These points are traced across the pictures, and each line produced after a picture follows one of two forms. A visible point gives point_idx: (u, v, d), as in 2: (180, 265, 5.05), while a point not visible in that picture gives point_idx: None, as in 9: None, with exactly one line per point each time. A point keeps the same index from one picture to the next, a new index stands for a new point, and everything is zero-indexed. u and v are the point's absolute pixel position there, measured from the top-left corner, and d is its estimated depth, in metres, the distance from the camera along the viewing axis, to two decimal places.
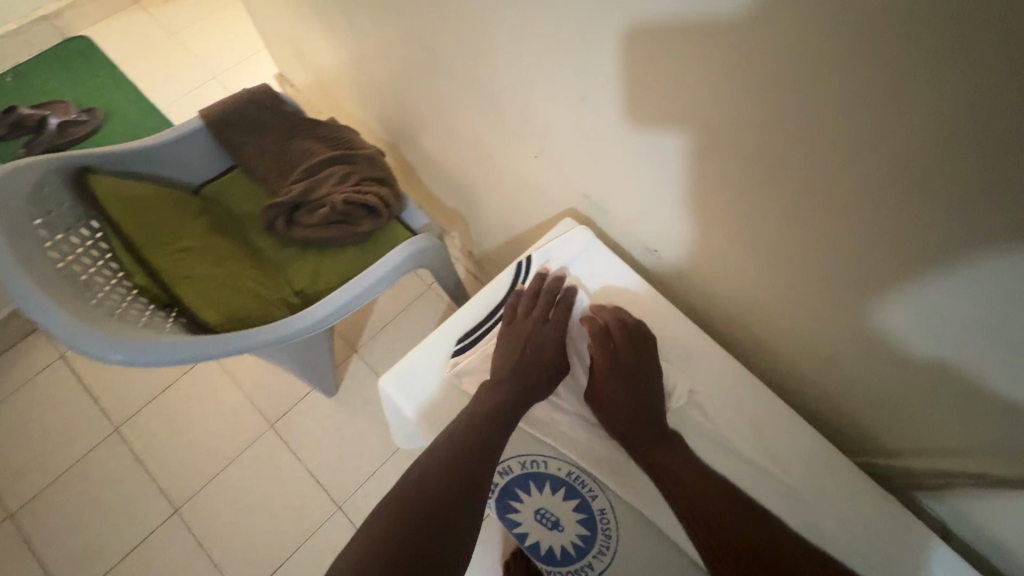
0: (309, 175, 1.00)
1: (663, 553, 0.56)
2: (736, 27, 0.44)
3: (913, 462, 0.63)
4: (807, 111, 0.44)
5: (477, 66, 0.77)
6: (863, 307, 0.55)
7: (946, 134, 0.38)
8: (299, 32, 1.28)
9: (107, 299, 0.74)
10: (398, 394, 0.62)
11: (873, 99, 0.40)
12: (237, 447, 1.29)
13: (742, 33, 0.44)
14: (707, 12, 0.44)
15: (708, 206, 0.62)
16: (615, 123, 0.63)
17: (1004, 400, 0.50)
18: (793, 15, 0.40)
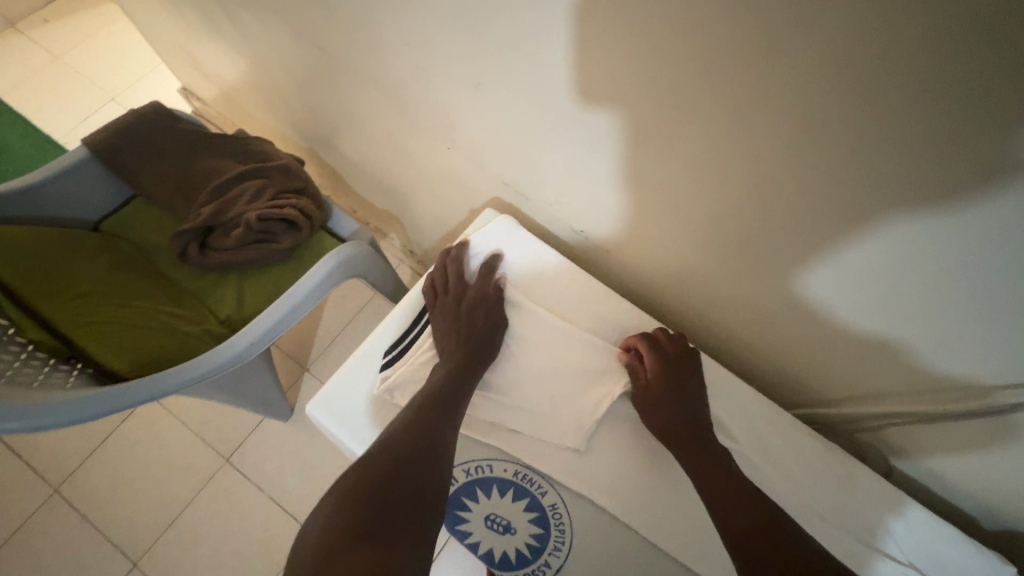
0: (219, 194, 0.93)
1: (618, 537, 0.55)
2: None
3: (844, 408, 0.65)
4: (698, 71, 0.43)
5: (375, 60, 0.73)
6: (779, 265, 0.56)
7: (829, 81, 0.37)
8: (193, 42, 1.19)
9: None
10: (327, 419, 0.58)
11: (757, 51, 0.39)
12: (193, 489, 1.23)
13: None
14: None
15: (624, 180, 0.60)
16: (520, 105, 0.61)
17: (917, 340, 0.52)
18: None
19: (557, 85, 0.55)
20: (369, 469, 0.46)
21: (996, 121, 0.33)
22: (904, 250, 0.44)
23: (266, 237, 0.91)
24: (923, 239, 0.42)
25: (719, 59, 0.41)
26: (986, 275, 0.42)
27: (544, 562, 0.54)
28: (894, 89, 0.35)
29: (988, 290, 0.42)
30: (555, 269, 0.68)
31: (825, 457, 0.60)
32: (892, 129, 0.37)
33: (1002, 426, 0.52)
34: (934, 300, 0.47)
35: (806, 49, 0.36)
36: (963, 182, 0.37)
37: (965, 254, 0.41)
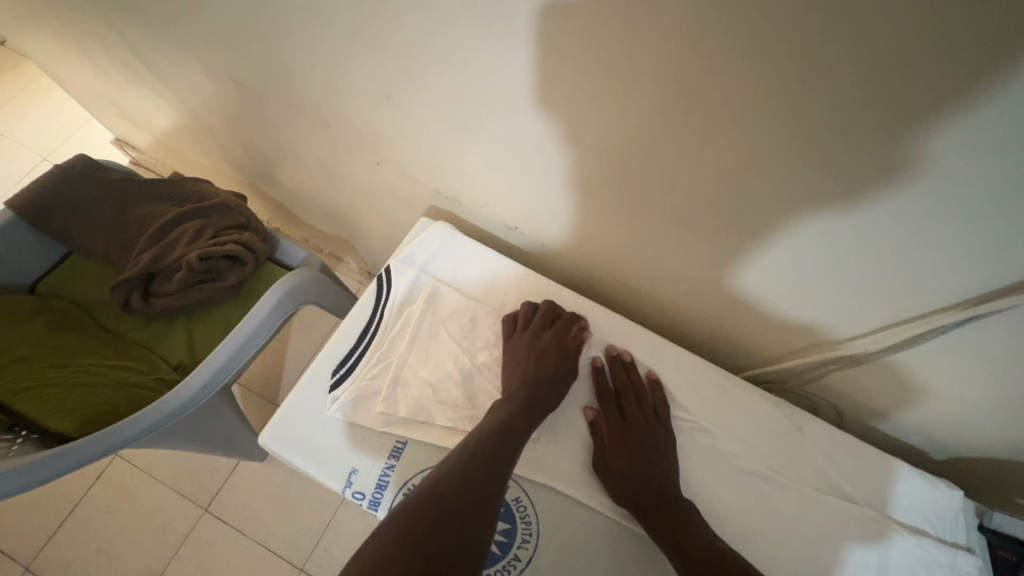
0: (158, 240, 0.92)
1: (585, 520, 0.56)
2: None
3: (786, 362, 0.67)
4: (581, 53, 0.44)
5: (292, 87, 0.74)
6: (699, 238, 0.57)
7: (690, 56, 0.40)
8: (115, 92, 1.18)
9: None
10: (282, 448, 0.57)
11: (626, 25, 0.40)
12: (174, 543, 1.19)
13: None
14: None
15: (544, 171, 0.61)
16: (432, 112, 0.62)
17: (843, 290, 0.53)
18: None
19: (464, 87, 0.56)
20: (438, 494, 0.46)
21: (850, 59, 0.35)
22: (796, 199, 0.47)
23: (211, 276, 0.90)
24: (802, 190, 0.45)
25: (596, 39, 0.42)
26: (867, 213, 0.44)
27: (513, 556, 0.54)
28: (759, 40, 0.36)
29: (870, 228, 0.45)
30: (494, 266, 0.68)
31: (773, 412, 0.62)
32: (763, 79, 0.39)
33: (917, 359, 0.55)
34: (823, 248, 0.50)
35: (669, 18, 0.38)
36: (838, 124, 0.39)
37: (844, 196, 0.44)
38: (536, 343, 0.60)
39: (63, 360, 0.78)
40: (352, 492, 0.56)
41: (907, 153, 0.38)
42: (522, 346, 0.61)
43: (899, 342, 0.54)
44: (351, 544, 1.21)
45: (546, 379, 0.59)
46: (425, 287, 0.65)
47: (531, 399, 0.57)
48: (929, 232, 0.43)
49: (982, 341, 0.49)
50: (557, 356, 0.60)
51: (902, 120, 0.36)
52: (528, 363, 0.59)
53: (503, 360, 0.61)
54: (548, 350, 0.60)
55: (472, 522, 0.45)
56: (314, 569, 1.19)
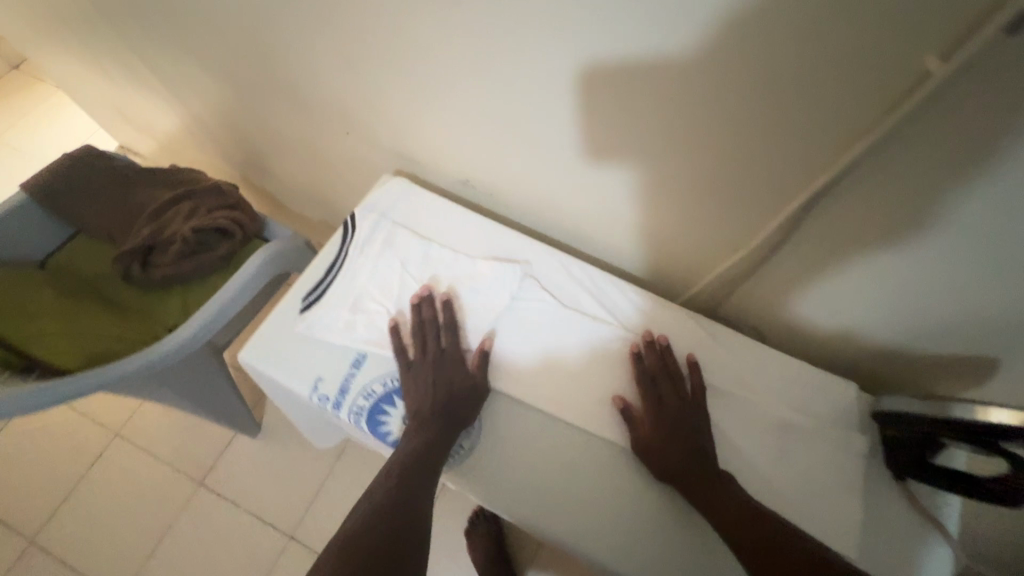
0: (156, 218, 1.02)
1: (523, 416, 0.64)
2: None
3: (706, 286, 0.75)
4: (608, 77, 0.56)
5: (274, 69, 0.85)
6: (615, 169, 0.67)
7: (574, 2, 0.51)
8: (120, 97, 1.30)
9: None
10: (257, 361, 0.65)
11: (653, 56, 0.52)
12: (171, 515, 1.26)
13: None
14: None
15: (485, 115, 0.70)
16: (389, 79, 0.73)
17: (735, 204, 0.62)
18: None
19: (411, 43, 0.65)
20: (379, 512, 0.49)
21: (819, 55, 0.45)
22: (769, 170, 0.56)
23: (203, 248, 1.00)
24: (680, 94, 0.54)
25: (627, 67, 0.54)
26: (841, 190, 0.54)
27: (458, 445, 0.62)
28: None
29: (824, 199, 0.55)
30: (446, 213, 0.75)
31: (694, 326, 0.69)
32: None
33: (806, 267, 0.64)
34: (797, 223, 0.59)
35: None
36: (694, 37, 0.48)
37: (809, 167, 0.53)
38: (438, 361, 0.63)
39: (69, 316, 0.87)
40: (319, 397, 0.63)
41: (747, 59, 0.48)
42: (428, 365, 0.63)
43: (782, 236, 0.61)
44: (337, 513, 1.27)
45: (453, 396, 0.61)
46: (384, 229, 0.73)
47: (456, 406, 0.60)
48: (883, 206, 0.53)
49: (847, 238, 0.58)
50: (459, 371, 0.63)
51: (736, 30, 0.46)
52: (437, 382, 0.61)
53: (406, 379, 0.62)
54: (451, 367, 0.63)
55: (421, 528, 0.49)
56: (303, 537, 1.25)
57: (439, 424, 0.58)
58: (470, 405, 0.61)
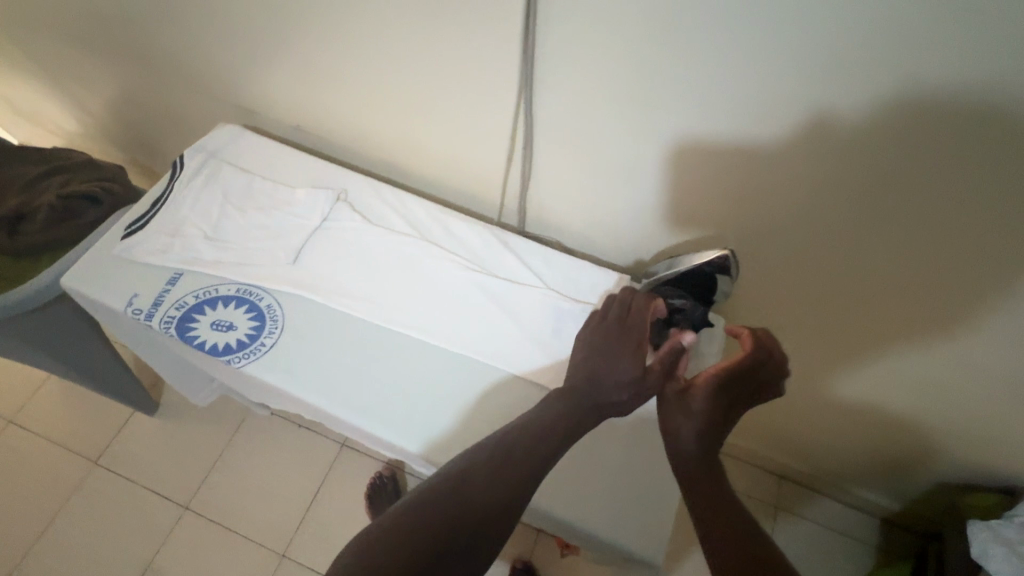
0: (26, 191, 1.07)
1: (325, 315, 0.70)
2: None
3: (511, 200, 0.87)
4: (689, 148, 0.66)
5: (135, 37, 0.95)
6: (412, 98, 0.79)
7: None
8: (12, 90, 1.35)
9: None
10: (76, 283, 0.70)
11: (729, 128, 0.62)
12: (64, 495, 1.26)
13: None
14: None
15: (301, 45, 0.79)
16: (224, 35, 0.84)
17: (496, 109, 0.73)
18: None
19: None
20: (420, 521, 0.49)
21: (893, 134, 0.54)
22: (794, 195, 0.65)
23: (70, 214, 1.04)
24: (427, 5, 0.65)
25: (704, 137, 0.64)
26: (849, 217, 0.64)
27: (260, 343, 0.67)
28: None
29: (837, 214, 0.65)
30: (274, 150, 0.82)
31: (488, 235, 0.77)
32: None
33: (566, 163, 0.76)
34: (768, 215, 0.69)
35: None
36: None
37: (807, 182, 0.62)
38: (607, 331, 0.65)
39: None
40: (133, 310, 0.68)
41: None
42: (595, 334, 0.66)
43: (535, 134, 0.74)
44: (235, 479, 1.30)
45: (596, 375, 0.62)
46: (211, 165, 0.79)
47: (594, 391, 0.61)
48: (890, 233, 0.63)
49: (581, 127, 0.70)
50: (626, 346, 0.63)
51: None
52: (588, 355, 0.63)
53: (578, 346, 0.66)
54: (612, 337, 0.65)
55: (465, 555, 0.48)
56: (200, 506, 1.27)
57: (578, 401, 0.60)
58: (603, 392, 0.61)
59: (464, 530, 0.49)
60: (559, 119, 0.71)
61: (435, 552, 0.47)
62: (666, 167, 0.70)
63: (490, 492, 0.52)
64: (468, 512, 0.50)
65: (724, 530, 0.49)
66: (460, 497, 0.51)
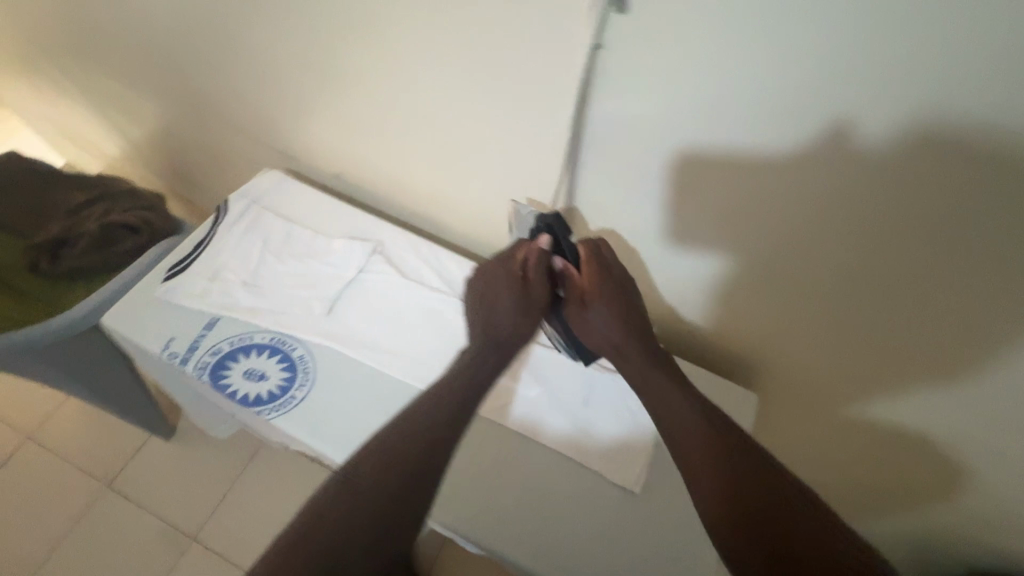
0: (69, 217, 1.09)
1: (356, 371, 0.70)
2: None
3: None
4: (694, 168, 0.62)
5: (188, 79, 0.98)
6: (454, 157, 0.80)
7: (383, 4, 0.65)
8: (64, 115, 1.41)
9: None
10: (115, 322, 0.71)
11: (742, 149, 0.57)
12: (73, 518, 1.26)
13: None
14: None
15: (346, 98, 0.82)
16: (275, 85, 0.87)
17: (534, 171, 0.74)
18: None
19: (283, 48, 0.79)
20: (364, 488, 0.55)
21: (915, 170, 0.50)
22: (772, 233, 0.63)
23: (109, 242, 1.06)
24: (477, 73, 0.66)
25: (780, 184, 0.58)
26: (846, 256, 0.60)
27: (290, 395, 0.67)
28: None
29: (811, 247, 0.62)
30: (314, 198, 0.84)
31: None
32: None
33: (601, 229, 0.76)
34: (759, 258, 0.67)
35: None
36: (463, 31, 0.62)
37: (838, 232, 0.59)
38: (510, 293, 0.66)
39: None
40: (169, 353, 0.69)
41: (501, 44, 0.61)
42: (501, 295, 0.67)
43: (573, 199, 0.74)
44: (245, 512, 1.28)
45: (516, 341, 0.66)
46: (254, 211, 0.81)
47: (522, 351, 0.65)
48: (895, 278, 0.59)
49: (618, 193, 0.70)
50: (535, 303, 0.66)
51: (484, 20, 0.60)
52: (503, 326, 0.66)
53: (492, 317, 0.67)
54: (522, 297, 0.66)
55: (408, 493, 0.55)
56: (206, 538, 1.26)
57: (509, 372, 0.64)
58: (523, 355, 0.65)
59: (401, 481, 0.55)
60: (596, 184, 0.70)
61: (393, 502, 0.55)
62: (701, 235, 0.68)
63: (406, 447, 0.57)
64: (396, 466, 0.56)
65: (701, 459, 0.55)
66: (384, 462, 0.56)
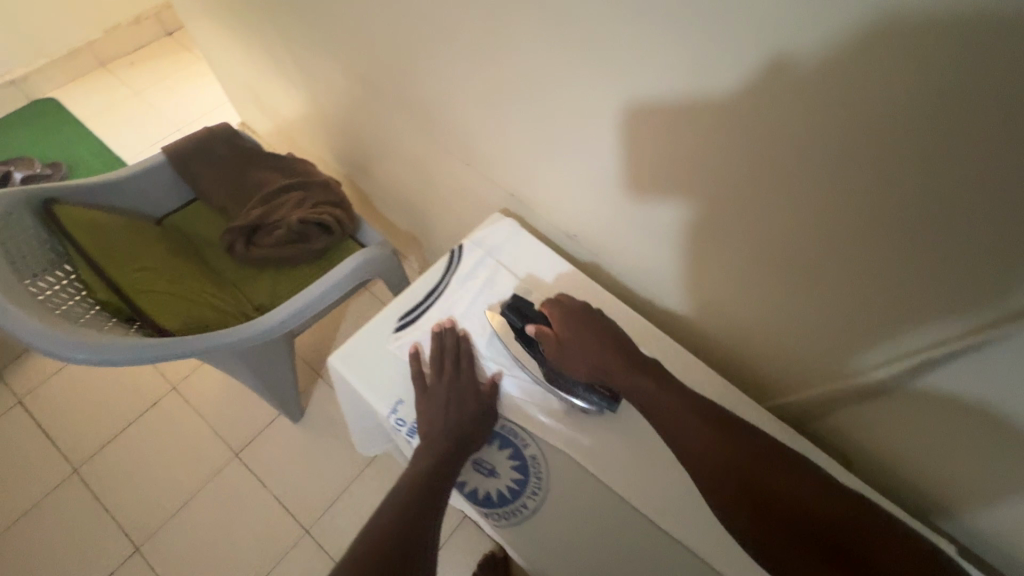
0: (266, 201, 1.08)
1: (592, 491, 0.61)
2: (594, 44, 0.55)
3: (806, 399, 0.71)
4: (650, 113, 0.55)
5: (412, 91, 0.89)
6: (746, 277, 0.63)
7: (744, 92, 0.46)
8: (258, 80, 1.39)
9: (55, 296, 0.80)
10: (345, 368, 0.68)
11: None
12: (201, 479, 1.30)
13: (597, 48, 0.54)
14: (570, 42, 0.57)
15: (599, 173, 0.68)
16: (520, 131, 0.75)
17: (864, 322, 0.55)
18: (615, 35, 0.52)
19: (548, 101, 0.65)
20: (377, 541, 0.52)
21: (864, 65, 0.38)
22: (905, 238, 0.45)
23: (302, 238, 1.04)
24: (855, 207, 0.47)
25: None
26: (883, 207, 0.45)
27: (521, 503, 0.60)
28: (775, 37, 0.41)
29: (849, 207, 0.47)
30: (551, 263, 0.77)
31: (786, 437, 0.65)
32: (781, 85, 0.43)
33: (912, 403, 0.57)
34: (971, 349, 0.48)
35: (707, 18, 0.44)
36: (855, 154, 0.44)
37: None
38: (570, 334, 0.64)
39: (174, 277, 0.92)
40: (395, 419, 0.65)
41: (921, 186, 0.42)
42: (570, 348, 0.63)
43: (904, 372, 0.55)
44: (356, 520, 1.26)
45: (436, 424, 0.62)
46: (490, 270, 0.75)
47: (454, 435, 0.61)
48: (924, 210, 0.42)
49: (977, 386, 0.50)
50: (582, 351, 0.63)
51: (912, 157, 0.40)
52: (423, 418, 0.63)
53: (423, 407, 0.63)
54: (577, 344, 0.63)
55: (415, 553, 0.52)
56: (318, 534, 1.25)
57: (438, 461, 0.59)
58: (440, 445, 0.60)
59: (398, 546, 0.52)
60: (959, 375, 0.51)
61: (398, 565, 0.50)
62: None
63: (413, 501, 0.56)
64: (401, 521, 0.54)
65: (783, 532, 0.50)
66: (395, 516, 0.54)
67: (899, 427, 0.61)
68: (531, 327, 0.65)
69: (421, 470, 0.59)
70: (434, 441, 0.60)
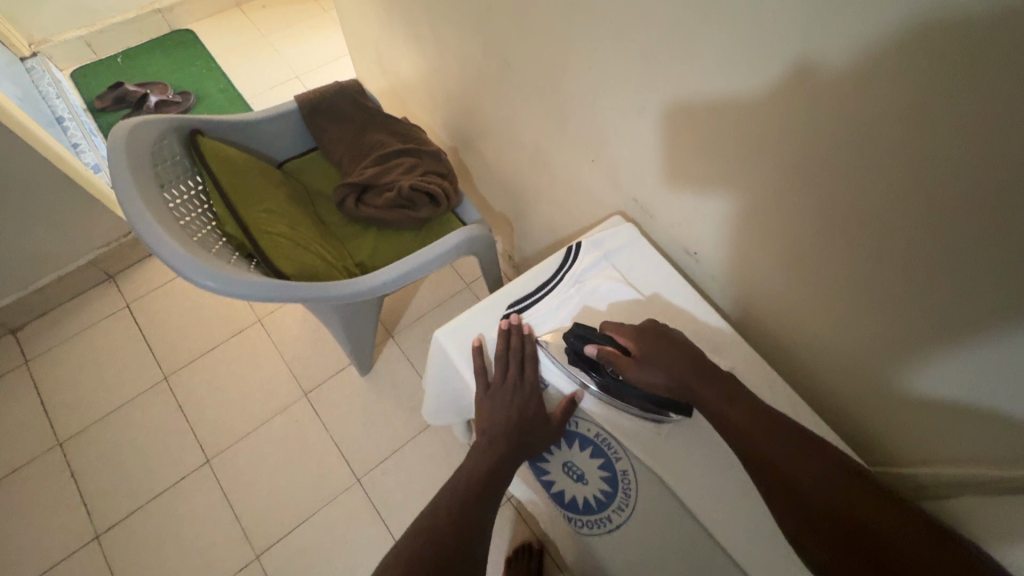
0: (379, 162, 1.10)
1: (678, 518, 0.61)
2: (786, 62, 0.51)
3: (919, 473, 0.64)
4: (837, 145, 0.51)
5: (548, 77, 0.87)
6: (896, 330, 0.58)
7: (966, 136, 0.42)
8: (383, 40, 1.41)
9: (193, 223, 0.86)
10: (451, 345, 0.70)
11: None
12: (271, 410, 1.38)
13: (792, 65, 0.50)
14: (756, 55, 0.53)
15: (750, 195, 0.64)
16: (662, 137, 0.71)
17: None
18: (818, 56, 0.48)
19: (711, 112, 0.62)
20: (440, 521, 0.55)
21: None
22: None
23: (408, 205, 1.06)
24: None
25: None
26: (1001, 227, 0.43)
27: (607, 516, 0.61)
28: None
29: None
30: (666, 279, 0.75)
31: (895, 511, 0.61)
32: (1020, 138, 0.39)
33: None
34: None
35: (951, 53, 0.39)
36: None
37: None
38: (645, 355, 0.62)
39: (292, 222, 0.97)
40: None
41: None
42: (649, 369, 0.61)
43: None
44: (404, 480, 1.30)
45: (503, 421, 0.62)
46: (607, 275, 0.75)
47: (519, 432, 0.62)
48: None
49: None
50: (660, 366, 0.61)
51: None
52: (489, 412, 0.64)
53: (489, 402, 0.64)
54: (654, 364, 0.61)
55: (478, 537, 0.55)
56: (367, 486, 1.30)
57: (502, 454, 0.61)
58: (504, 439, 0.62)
59: (459, 523, 0.55)
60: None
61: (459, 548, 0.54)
62: None
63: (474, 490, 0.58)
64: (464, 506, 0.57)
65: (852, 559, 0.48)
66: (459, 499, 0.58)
67: (947, 440, 0.60)
68: (592, 348, 0.63)
69: (488, 462, 0.61)
70: (501, 435, 0.62)
